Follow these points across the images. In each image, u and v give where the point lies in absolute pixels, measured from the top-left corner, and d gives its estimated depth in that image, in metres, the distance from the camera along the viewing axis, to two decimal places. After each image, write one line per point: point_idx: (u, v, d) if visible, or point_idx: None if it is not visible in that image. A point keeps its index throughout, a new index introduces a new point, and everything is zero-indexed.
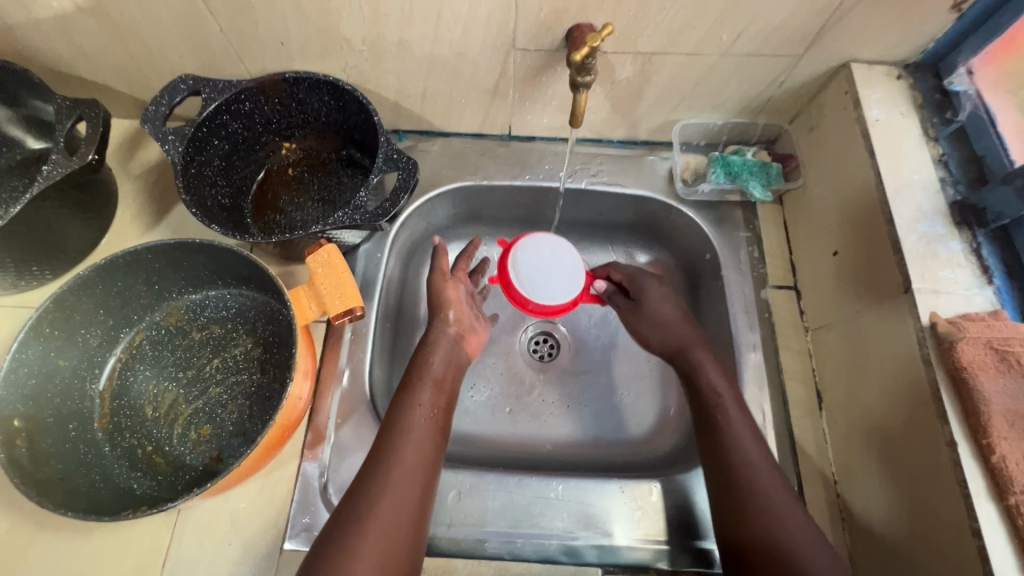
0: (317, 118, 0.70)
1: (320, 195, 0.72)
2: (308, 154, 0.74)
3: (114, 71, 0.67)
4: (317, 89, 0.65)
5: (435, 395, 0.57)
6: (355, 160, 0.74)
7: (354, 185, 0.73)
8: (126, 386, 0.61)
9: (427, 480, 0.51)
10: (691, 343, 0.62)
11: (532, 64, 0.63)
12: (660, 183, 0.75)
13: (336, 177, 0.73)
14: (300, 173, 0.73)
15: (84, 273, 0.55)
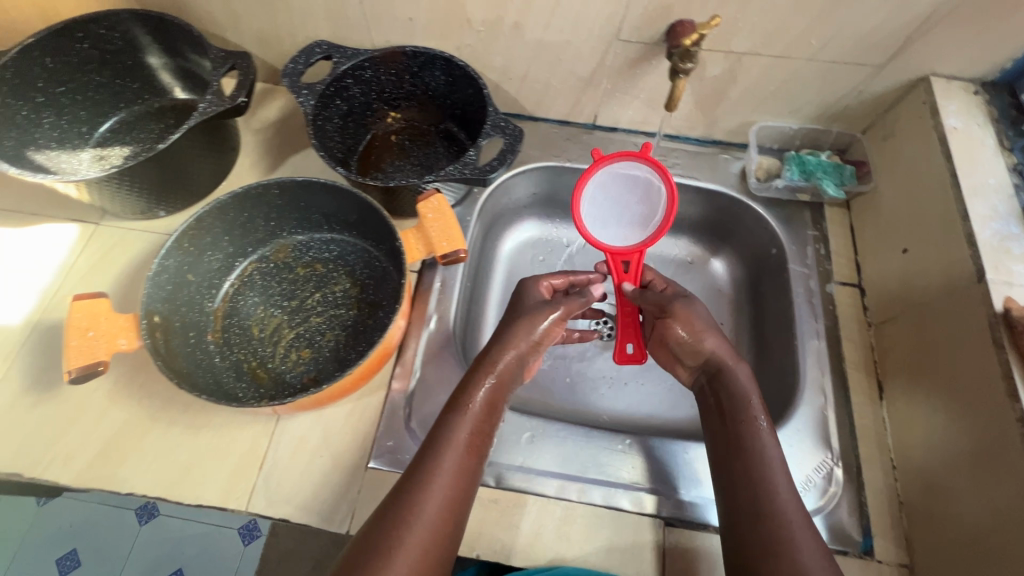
0: (425, 92, 0.77)
1: (419, 162, 0.79)
2: (410, 125, 0.81)
3: (255, 35, 0.75)
4: (432, 64, 0.72)
5: (473, 428, 0.52)
6: (452, 133, 0.80)
7: (450, 155, 0.79)
8: (237, 308, 0.67)
9: (448, 529, 0.47)
10: (729, 358, 0.59)
11: (631, 56, 0.69)
12: (732, 180, 0.79)
13: (434, 147, 0.80)
14: (402, 142, 0.80)
15: (224, 197, 0.63)
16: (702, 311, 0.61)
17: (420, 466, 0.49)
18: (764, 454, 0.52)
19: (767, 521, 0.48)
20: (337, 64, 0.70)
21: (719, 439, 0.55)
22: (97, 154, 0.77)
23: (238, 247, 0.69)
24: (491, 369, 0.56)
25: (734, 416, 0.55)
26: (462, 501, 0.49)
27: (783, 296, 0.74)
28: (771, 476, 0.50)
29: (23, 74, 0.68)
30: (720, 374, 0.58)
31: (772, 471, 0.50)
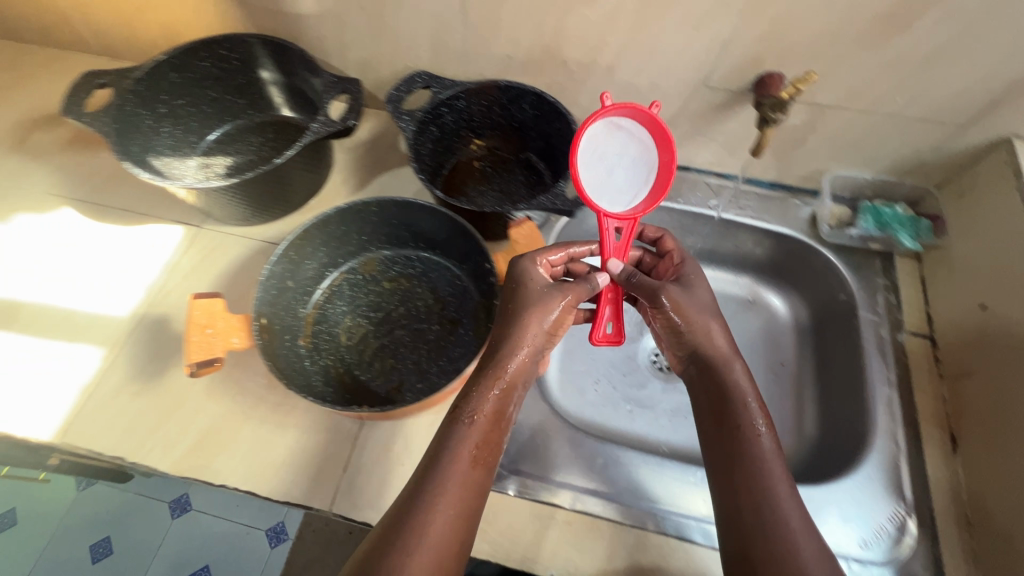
0: (509, 123, 0.82)
1: (500, 188, 0.83)
2: (490, 153, 0.85)
3: (358, 62, 0.81)
4: (521, 98, 0.76)
5: (485, 433, 0.54)
6: (531, 163, 0.84)
7: (529, 184, 0.83)
8: (326, 315, 0.71)
9: (464, 531, 0.49)
10: (723, 361, 0.60)
11: (715, 101, 0.72)
12: (802, 225, 0.82)
13: (514, 175, 0.84)
14: (483, 168, 0.84)
15: (330, 211, 0.67)
16: (700, 304, 0.62)
17: (430, 477, 0.50)
18: (762, 465, 0.52)
19: (765, 536, 0.49)
20: (435, 94, 0.75)
21: (714, 447, 0.56)
22: (203, 162, 0.82)
23: (332, 257, 0.73)
24: (499, 373, 0.57)
25: (731, 424, 0.56)
26: (476, 501, 0.51)
27: (851, 342, 0.75)
28: (770, 488, 0.51)
29: (152, 86, 0.74)
30: (716, 377, 0.59)
31: (773, 483, 0.51)
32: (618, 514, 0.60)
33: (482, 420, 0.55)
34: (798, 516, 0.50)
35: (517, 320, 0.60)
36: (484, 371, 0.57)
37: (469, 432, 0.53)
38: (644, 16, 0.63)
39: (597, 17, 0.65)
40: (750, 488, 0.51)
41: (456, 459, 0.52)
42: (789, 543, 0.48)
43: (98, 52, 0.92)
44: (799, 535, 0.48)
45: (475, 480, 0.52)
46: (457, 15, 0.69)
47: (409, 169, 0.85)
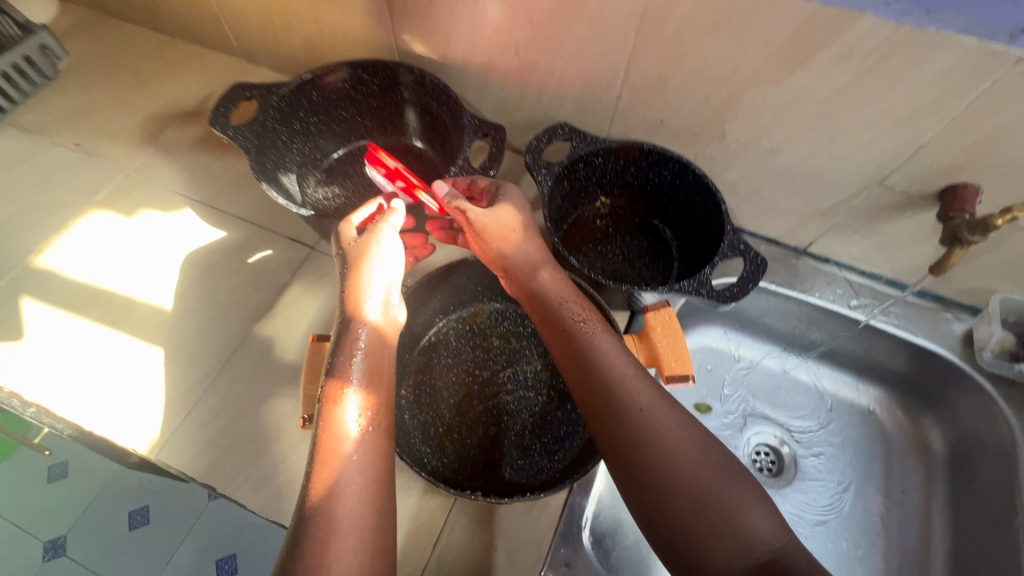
0: (642, 186, 0.77)
1: (621, 252, 0.79)
2: (614, 212, 0.81)
3: (496, 104, 0.78)
4: (663, 164, 0.71)
5: (365, 398, 0.48)
6: (657, 231, 0.80)
7: (649, 252, 0.79)
8: (430, 366, 0.68)
9: (383, 490, 0.45)
10: (566, 299, 0.55)
11: (886, 201, 0.65)
12: (954, 344, 0.73)
13: (637, 240, 0.80)
14: (605, 228, 0.80)
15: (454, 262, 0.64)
16: (502, 222, 0.59)
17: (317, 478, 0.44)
18: (634, 405, 0.47)
19: (668, 481, 0.44)
20: (575, 149, 0.71)
21: (591, 419, 0.49)
22: (324, 180, 0.81)
23: (443, 304, 0.70)
24: (356, 334, 0.52)
25: (589, 377, 0.49)
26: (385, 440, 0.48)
27: (1004, 493, 0.65)
28: (648, 426, 0.46)
29: (293, 104, 0.74)
30: (565, 319, 0.53)
31: (651, 419, 0.47)
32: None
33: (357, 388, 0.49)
34: (675, 434, 0.46)
35: (354, 277, 0.55)
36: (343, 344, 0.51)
37: (345, 402, 0.47)
38: (832, 106, 0.58)
39: (778, 100, 0.59)
40: (626, 442, 0.46)
41: (337, 427, 0.46)
42: (687, 475, 0.44)
43: (237, 54, 0.94)
44: (686, 454, 0.45)
45: (379, 430, 0.48)
46: (617, 75, 0.65)
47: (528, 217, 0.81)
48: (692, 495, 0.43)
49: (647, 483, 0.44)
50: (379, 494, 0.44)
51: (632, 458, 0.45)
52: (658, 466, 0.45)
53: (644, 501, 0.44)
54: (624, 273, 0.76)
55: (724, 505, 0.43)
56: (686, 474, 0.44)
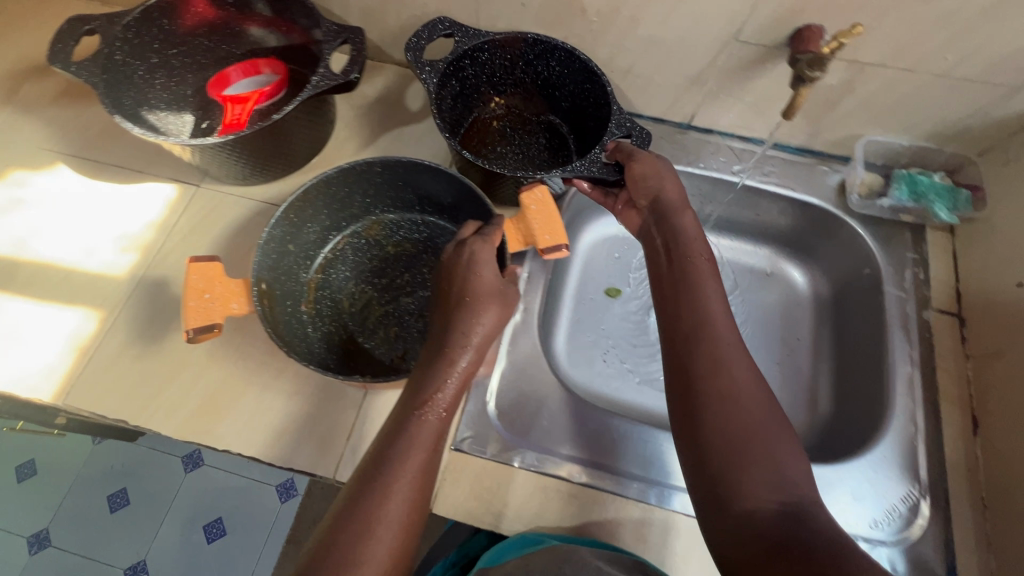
0: (534, 80, 0.76)
1: (519, 148, 0.78)
2: (512, 111, 0.80)
3: (363, 11, 0.76)
4: (550, 55, 0.70)
5: (440, 421, 0.51)
6: (553, 125, 0.80)
7: (547, 147, 0.79)
8: (329, 281, 0.68)
9: (419, 507, 0.48)
10: (698, 275, 0.57)
11: (747, 58, 0.67)
12: (829, 193, 0.77)
13: (535, 137, 0.80)
14: (503, 127, 0.80)
15: (331, 172, 0.64)
16: (672, 179, 0.63)
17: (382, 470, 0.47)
18: (728, 369, 0.50)
19: (722, 438, 0.47)
20: (459, 43, 0.68)
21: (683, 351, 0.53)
22: (199, 117, 0.76)
23: (335, 220, 0.70)
24: (463, 363, 0.53)
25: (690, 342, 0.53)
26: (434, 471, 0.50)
27: (873, 318, 0.72)
28: (729, 397, 0.49)
29: (142, 36, 0.70)
30: (683, 261, 0.59)
31: (738, 391, 0.49)
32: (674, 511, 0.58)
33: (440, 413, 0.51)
34: (754, 416, 0.48)
35: (471, 314, 0.54)
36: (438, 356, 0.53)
37: (426, 429, 0.50)
38: None
39: None
40: (710, 374, 0.50)
41: (410, 450, 0.48)
42: (743, 445, 0.46)
43: None
44: (756, 422, 0.47)
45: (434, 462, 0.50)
46: None
47: (414, 128, 0.80)
48: (757, 468, 0.45)
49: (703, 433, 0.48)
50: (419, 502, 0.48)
51: (697, 412, 0.49)
52: (720, 427, 0.47)
53: (710, 441, 0.47)
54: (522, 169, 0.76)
55: (778, 485, 0.44)
56: (749, 445, 0.46)
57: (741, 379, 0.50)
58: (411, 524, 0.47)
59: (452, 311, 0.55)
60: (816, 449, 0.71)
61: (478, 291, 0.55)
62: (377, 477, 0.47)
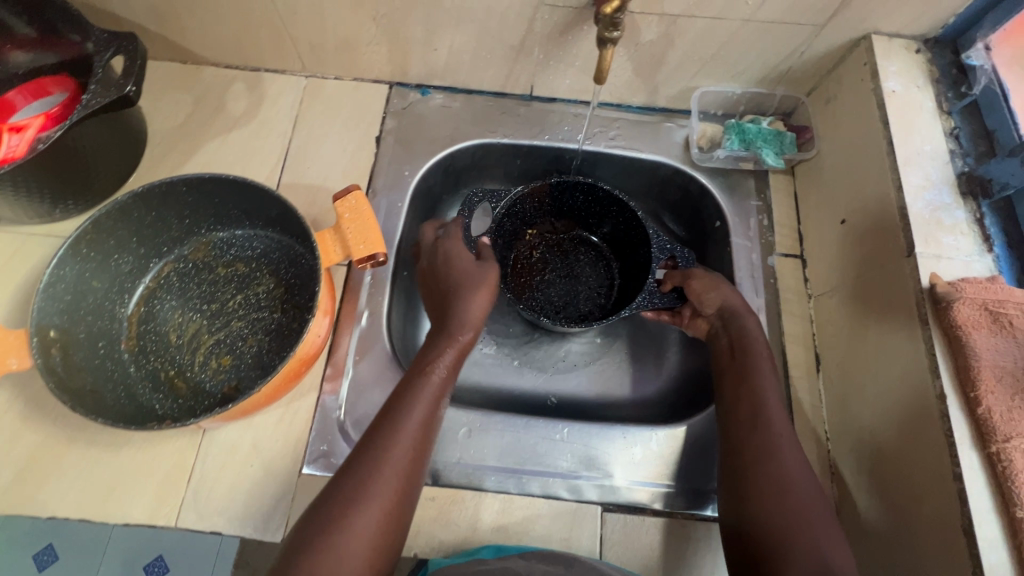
0: (559, 208, 0.78)
1: (579, 274, 0.80)
2: (544, 235, 0.81)
3: (150, 11, 0.68)
4: (574, 188, 0.74)
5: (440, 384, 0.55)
6: (585, 238, 0.81)
7: (593, 261, 0.81)
8: (153, 313, 0.64)
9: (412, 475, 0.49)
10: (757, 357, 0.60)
11: (559, 21, 0.64)
12: (675, 149, 0.76)
13: (571, 254, 0.81)
14: (539, 255, 0.80)
15: (122, 198, 0.57)
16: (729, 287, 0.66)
17: (382, 425, 0.50)
18: (769, 408, 0.55)
19: (767, 475, 0.50)
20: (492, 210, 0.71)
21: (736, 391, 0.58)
22: None
23: (151, 247, 0.64)
24: (462, 337, 0.59)
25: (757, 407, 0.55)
26: (428, 447, 0.51)
27: (725, 270, 0.72)
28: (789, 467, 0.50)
29: None
30: (730, 334, 0.62)
31: (779, 441, 0.52)
32: (673, 512, 0.59)
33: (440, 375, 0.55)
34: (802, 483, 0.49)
35: (471, 294, 0.61)
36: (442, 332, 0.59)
37: (428, 385, 0.54)
38: None
39: None
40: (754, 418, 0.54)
41: (413, 409, 0.51)
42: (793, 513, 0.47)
43: None
44: (797, 476, 0.50)
45: (434, 422, 0.52)
46: None
47: (239, 134, 0.74)
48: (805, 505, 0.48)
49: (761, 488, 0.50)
50: (412, 474, 0.49)
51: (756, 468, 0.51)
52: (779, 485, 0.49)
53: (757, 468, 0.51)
54: (586, 297, 0.78)
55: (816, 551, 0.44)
56: (805, 515, 0.47)
57: (783, 437, 0.53)
58: (401, 498, 0.48)
59: (456, 288, 0.62)
60: (670, 405, 0.74)
61: (480, 275, 0.62)
62: (373, 439, 0.49)
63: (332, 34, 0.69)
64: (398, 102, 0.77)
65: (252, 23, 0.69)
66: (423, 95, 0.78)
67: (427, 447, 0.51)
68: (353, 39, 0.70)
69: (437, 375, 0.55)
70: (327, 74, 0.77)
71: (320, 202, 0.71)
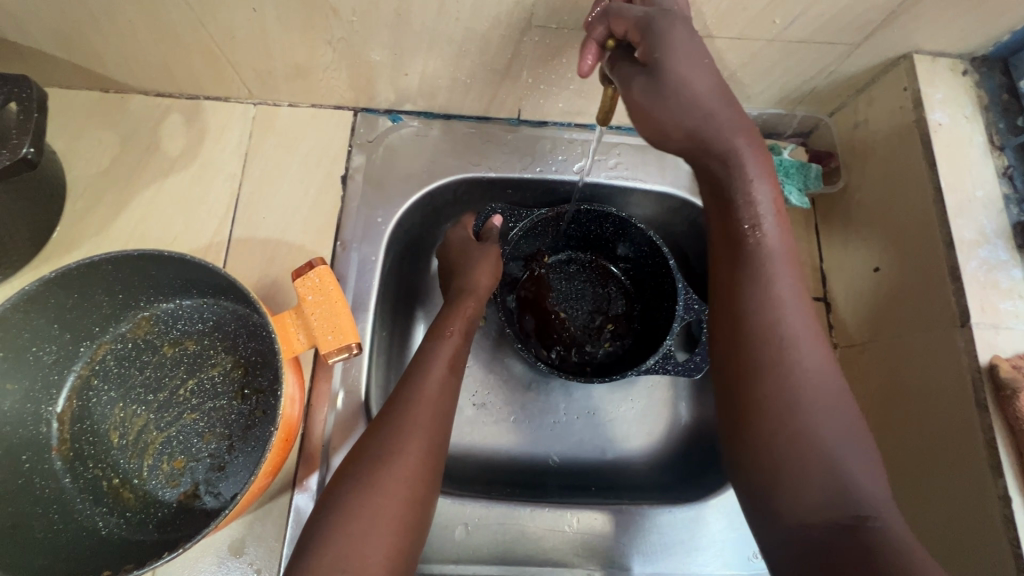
0: (585, 234, 0.69)
1: (597, 311, 0.71)
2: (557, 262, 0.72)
3: (51, 40, 0.55)
4: (604, 219, 0.66)
5: (452, 354, 0.53)
6: (600, 266, 0.72)
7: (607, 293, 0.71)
8: (88, 409, 0.54)
9: (435, 457, 0.47)
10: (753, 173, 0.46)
11: (553, 42, 0.54)
12: (684, 178, 0.67)
13: (586, 283, 0.72)
14: (551, 283, 0.70)
15: (31, 287, 0.47)
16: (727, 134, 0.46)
17: (395, 409, 0.48)
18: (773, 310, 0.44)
19: (770, 395, 0.41)
20: (508, 229, 0.65)
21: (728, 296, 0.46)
22: None
23: (79, 331, 0.54)
24: (465, 308, 0.57)
25: (749, 252, 0.46)
26: (449, 412, 0.50)
27: None
28: (789, 323, 0.43)
29: None
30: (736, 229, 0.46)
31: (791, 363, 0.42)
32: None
33: (454, 338, 0.55)
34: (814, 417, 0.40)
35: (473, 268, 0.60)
36: (450, 304, 0.58)
37: (444, 349, 0.53)
38: None
39: None
40: (761, 333, 0.43)
41: (431, 370, 0.51)
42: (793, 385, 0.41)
43: None
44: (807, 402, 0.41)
45: (451, 387, 0.51)
46: None
47: (179, 180, 0.63)
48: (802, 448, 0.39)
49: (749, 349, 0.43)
50: (434, 454, 0.47)
51: (743, 330, 0.44)
52: (775, 350, 0.43)
53: (755, 394, 0.42)
54: (596, 335, 0.70)
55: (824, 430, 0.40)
56: (811, 464, 0.39)
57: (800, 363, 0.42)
58: (428, 476, 0.46)
59: (456, 265, 0.62)
60: (682, 464, 0.68)
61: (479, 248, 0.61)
62: (391, 418, 0.47)
63: (281, 60, 0.58)
64: (366, 132, 0.67)
65: (181, 49, 0.57)
66: (394, 122, 0.68)
67: (448, 409, 0.50)
68: (308, 65, 0.59)
69: (452, 340, 0.54)
70: (279, 100, 0.66)
71: (280, 260, 0.61)
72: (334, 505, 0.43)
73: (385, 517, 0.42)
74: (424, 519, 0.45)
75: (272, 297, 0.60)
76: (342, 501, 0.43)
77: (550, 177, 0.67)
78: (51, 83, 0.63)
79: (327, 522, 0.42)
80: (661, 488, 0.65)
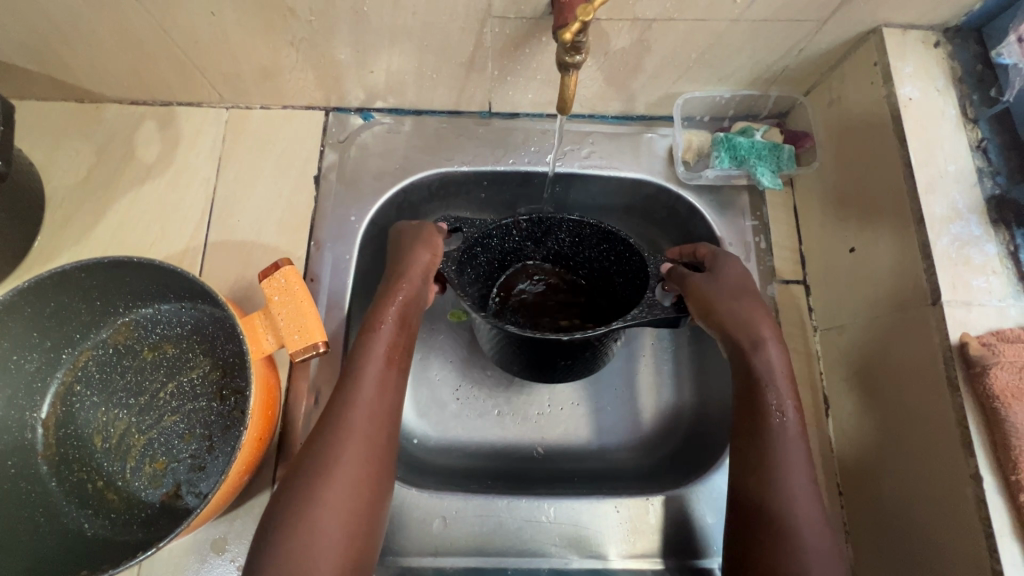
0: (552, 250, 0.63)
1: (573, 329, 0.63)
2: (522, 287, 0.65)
3: (22, 53, 0.56)
4: (555, 229, 0.61)
5: (390, 344, 0.52)
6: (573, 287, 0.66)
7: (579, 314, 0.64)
8: (72, 414, 0.55)
9: (375, 466, 0.47)
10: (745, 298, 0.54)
11: (514, 33, 0.53)
12: (658, 164, 0.66)
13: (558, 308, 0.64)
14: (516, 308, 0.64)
15: (7, 296, 0.48)
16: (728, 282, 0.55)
17: (327, 423, 0.47)
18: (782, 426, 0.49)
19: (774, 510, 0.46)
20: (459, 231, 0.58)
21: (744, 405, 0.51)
22: None
23: (60, 339, 0.55)
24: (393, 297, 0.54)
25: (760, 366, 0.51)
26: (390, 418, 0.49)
27: None
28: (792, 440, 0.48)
29: None
30: (746, 342, 0.52)
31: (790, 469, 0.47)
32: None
33: (386, 332, 0.52)
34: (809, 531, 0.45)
35: (406, 260, 0.55)
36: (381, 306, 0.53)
37: (376, 345, 0.51)
38: None
39: None
40: (775, 437, 0.48)
41: (364, 370, 0.50)
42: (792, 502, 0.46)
43: None
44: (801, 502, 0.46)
45: (390, 382, 0.51)
46: None
47: (155, 186, 0.64)
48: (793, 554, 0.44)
49: (765, 440, 0.48)
50: (373, 462, 0.47)
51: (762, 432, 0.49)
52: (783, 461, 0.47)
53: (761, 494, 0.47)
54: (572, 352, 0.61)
55: None
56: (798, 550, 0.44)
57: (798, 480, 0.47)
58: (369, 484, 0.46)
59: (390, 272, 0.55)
60: (667, 451, 0.67)
61: (410, 242, 0.56)
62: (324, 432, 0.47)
63: (247, 62, 0.58)
64: (338, 131, 0.67)
65: (148, 57, 0.57)
66: (366, 120, 0.68)
67: (388, 414, 0.49)
68: (273, 67, 0.59)
69: (384, 331, 0.52)
70: (251, 103, 0.66)
71: (255, 263, 0.62)
72: (273, 532, 0.43)
73: (328, 543, 0.43)
74: (373, 525, 0.46)
75: (245, 301, 0.60)
76: (282, 522, 0.43)
77: (523, 169, 0.67)
78: (28, 95, 0.64)
79: (266, 551, 0.42)
80: (645, 476, 0.65)
